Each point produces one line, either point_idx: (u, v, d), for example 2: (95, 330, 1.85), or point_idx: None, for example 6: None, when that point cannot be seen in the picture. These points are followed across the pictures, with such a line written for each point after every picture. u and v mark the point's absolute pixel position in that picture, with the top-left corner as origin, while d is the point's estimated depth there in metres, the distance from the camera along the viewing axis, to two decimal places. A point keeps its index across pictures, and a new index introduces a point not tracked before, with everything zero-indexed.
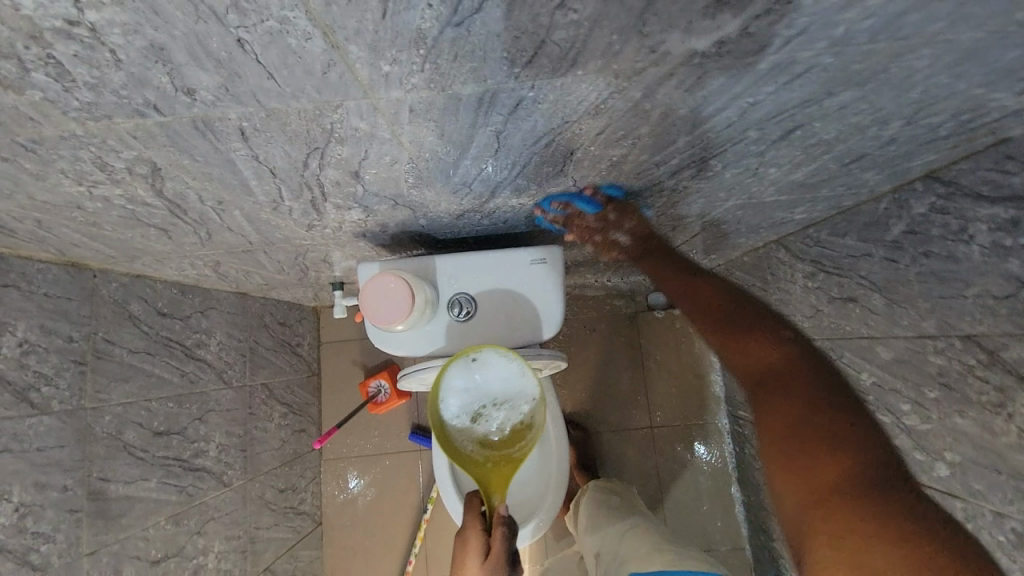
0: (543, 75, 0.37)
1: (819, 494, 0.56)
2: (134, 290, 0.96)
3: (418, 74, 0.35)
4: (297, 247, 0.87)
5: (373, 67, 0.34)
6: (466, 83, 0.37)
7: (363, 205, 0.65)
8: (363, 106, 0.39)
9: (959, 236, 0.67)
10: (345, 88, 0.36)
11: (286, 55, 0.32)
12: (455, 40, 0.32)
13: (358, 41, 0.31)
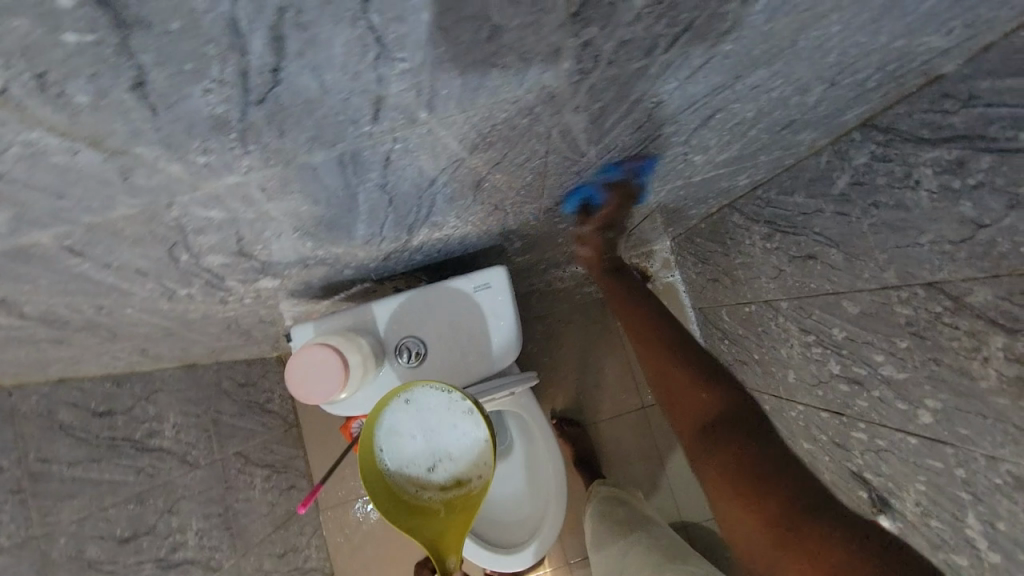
0: (402, 124, 0.32)
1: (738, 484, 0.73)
2: (61, 397, 0.87)
3: (246, 156, 0.31)
4: (224, 319, 0.80)
5: (184, 161, 0.30)
6: (312, 153, 0.32)
7: (267, 274, 0.59)
8: (200, 197, 0.34)
9: (905, 182, 0.64)
10: (165, 186, 0.31)
11: (63, 173, 0.27)
12: (269, 116, 0.28)
13: (145, 142, 0.27)
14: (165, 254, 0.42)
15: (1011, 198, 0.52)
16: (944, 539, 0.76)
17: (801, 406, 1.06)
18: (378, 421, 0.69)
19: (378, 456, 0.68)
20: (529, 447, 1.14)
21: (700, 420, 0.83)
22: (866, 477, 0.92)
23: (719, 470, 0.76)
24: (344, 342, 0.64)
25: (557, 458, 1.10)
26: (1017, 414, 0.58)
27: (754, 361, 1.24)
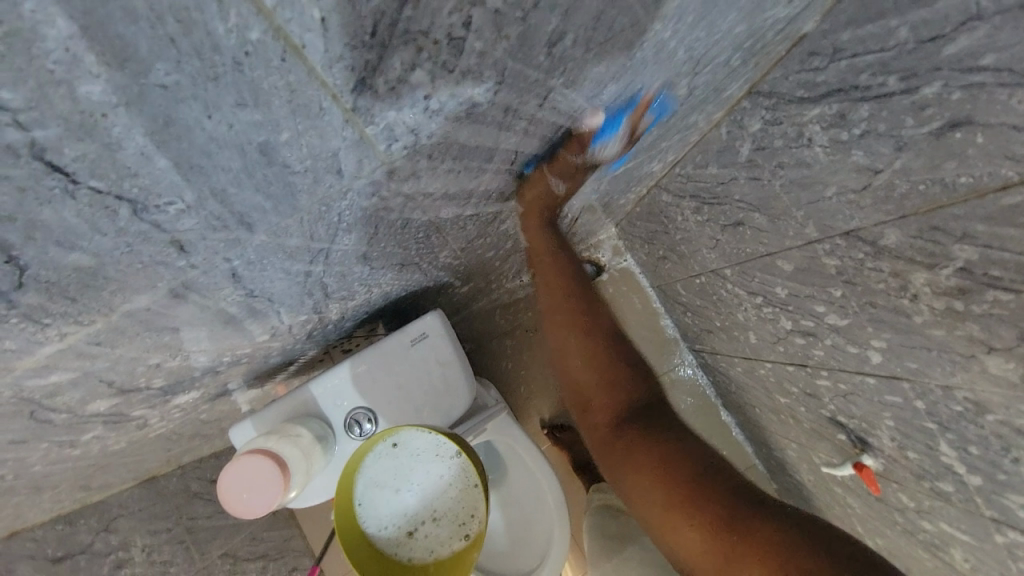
0: (224, 243, 0.33)
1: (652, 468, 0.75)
2: None
3: (57, 322, 0.31)
4: (157, 433, 0.75)
5: None
6: (132, 300, 0.33)
7: (168, 393, 0.54)
8: (27, 370, 0.34)
9: (799, 141, 0.65)
10: None
11: None
12: (58, 289, 0.29)
13: None
14: (14, 414, 0.38)
15: (898, 141, 0.52)
16: (925, 467, 0.78)
17: (770, 363, 1.07)
18: (356, 468, 0.65)
19: (357, 508, 0.64)
20: (522, 477, 1.13)
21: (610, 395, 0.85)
22: (841, 420, 0.93)
23: (643, 458, 0.76)
24: (278, 441, 0.59)
25: (555, 483, 1.11)
26: (957, 342, 0.59)
27: (718, 328, 1.24)
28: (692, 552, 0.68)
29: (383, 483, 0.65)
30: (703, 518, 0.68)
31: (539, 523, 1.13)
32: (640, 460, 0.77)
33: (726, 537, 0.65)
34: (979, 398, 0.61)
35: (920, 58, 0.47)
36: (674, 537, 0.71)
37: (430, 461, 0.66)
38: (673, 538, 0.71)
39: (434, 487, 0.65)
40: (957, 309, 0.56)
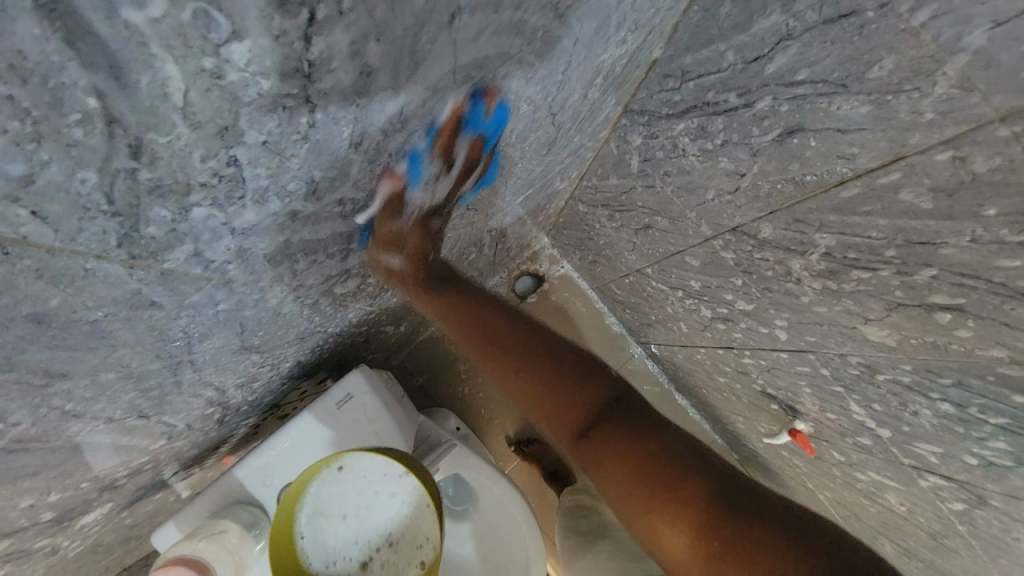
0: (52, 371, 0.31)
1: (647, 491, 0.74)
2: None
3: None
4: (76, 551, 0.69)
5: None
6: None
7: (63, 521, 0.50)
8: None
9: (676, 151, 0.68)
10: None
11: None
12: None
13: None
14: None
15: (751, 148, 0.56)
16: (847, 426, 0.84)
17: (704, 349, 1.12)
18: (299, 500, 0.58)
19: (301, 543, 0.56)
20: (489, 503, 1.12)
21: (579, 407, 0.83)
22: (772, 393, 0.99)
23: (632, 481, 0.75)
24: (206, 544, 0.57)
25: (520, 501, 1.12)
26: (841, 316, 0.64)
27: (656, 321, 1.29)
28: (671, 545, 0.71)
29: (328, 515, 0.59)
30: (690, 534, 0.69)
31: (514, 543, 1.14)
32: (649, 505, 0.74)
33: (703, 534, 0.68)
34: (870, 362, 0.67)
35: (750, 76, 0.51)
36: (637, 496, 0.74)
37: (382, 487, 0.61)
38: (621, 492, 0.76)
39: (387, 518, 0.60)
40: (833, 288, 0.61)
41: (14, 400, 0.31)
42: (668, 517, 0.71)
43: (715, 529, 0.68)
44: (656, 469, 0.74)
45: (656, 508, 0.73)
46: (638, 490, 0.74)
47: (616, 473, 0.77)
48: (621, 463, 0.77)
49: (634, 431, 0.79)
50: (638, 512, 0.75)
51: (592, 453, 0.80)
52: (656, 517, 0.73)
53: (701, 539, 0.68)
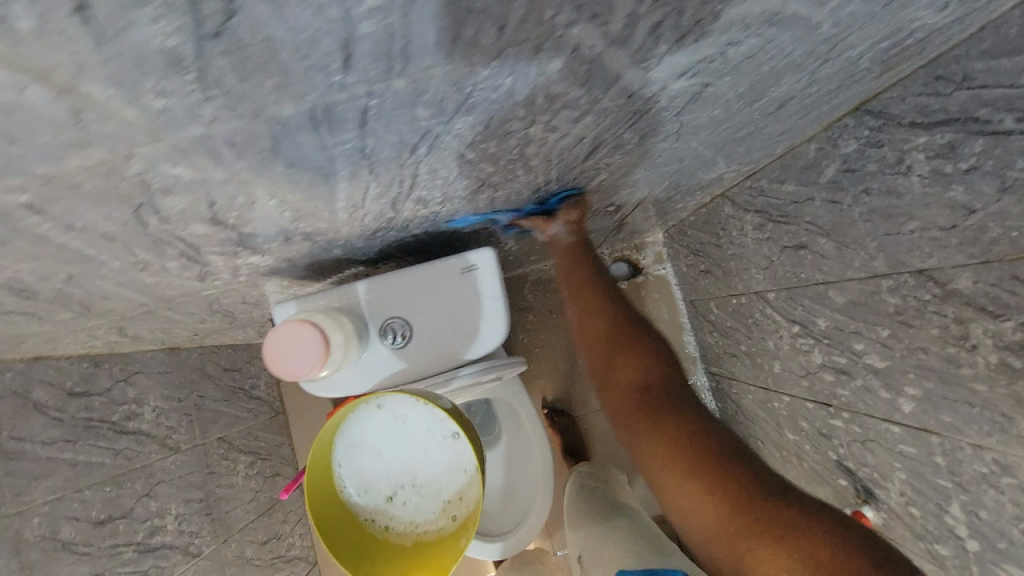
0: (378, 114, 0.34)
1: (684, 471, 0.70)
2: (31, 376, 0.84)
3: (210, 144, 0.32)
4: (205, 299, 0.77)
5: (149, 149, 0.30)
6: (274, 146, 0.35)
7: (245, 248, 0.56)
8: (167, 180, 0.35)
9: (897, 168, 0.63)
10: (121, 169, 0.32)
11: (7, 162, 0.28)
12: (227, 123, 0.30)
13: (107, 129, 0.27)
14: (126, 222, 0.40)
15: (1004, 181, 0.52)
16: (927, 528, 0.76)
17: (789, 398, 1.06)
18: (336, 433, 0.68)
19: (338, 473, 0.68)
20: (515, 435, 1.16)
21: (719, 512, 0.65)
22: (850, 466, 0.92)
23: (679, 472, 0.70)
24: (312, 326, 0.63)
25: (546, 449, 1.14)
26: (1006, 403, 0.57)
27: (743, 354, 1.23)
28: (682, 506, 0.69)
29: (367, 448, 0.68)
30: (731, 507, 0.65)
31: (523, 494, 1.15)
32: (745, 540, 0.62)
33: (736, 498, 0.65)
34: (1007, 463, 0.60)
35: None
36: (661, 455, 0.72)
37: (423, 441, 0.67)
38: (662, 457, 0.72)
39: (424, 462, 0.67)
40: (1015, 366, 0.55)
41: (334, 125, 0.34)
42: (683, 460, 0.70)
43: (747, 507, 0.64)
44: (682, 445, 0.71)
45: (666, 456, 0.72)
46: (672, 453, 0.71)
47: (677, 469, 0.70)
48: (710, 492, 0.67)
49: (711, 454, 0.70)
50: (716, 513, 0.65)
51: (663, 469, 0.72)
52: (666, 465, 0.71)
53: (738, 506, 0.64)
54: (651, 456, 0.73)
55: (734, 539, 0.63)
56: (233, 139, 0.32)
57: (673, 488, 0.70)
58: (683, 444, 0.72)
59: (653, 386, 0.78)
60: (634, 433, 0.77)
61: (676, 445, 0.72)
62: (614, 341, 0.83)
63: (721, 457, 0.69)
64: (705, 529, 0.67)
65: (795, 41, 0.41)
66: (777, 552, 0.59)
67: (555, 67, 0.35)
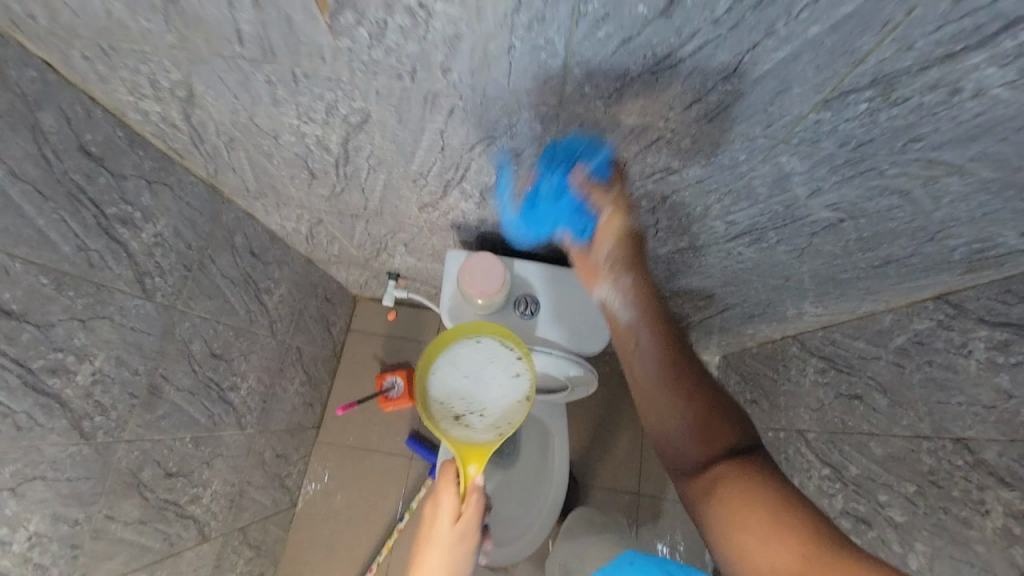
0: (663, 143, 0.57)
1: (741, 484, 0.54)
2: (243, 225, 1.07)
3: (570, 116, 0.55)
4: (395, 225, 1.00)
5: (546, 106, 0.54)
6: (595, 136, 0.58)
7: (480, 195, 0.79)
8: (524, 128, 0.58)
9: (960, 350, 0.78)
10: (520, 110, 0.55)
11: (489, 84, 0.52)
12: (591, 110, 0.53)
13: (551, 87, 0.51)
14: (469, 142, 0.64)
15: None
16: None
17: None
18: (443, 342, 0.81)
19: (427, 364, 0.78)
20: (538, 467, 1.29)
21: (783, 551, 0.47)
22: None
23: (741, 483, 0.54)
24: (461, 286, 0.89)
25: (561, 485, 1.26)
26: (1006, 569, 0.67)
27: None
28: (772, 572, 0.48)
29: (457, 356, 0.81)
30: (794, 543, 0.47)
31: (525, 513, 1.25)
32: None
33: (806, 543, 0.47)
34: None
35: None
36: (751, 503, 0.52)
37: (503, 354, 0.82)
38: (734, 505, 0.53)
39: (499, 374, 0.81)
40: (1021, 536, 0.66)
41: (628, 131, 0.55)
42: (757, 504, 0.51)
43: (834, 551, 0.45)
44: (772, 491, 0.52)
45: (751, 505, 0.51)
46: (758, 508, 0.51)
47: (741, 498, 0.53)
48: (724, 495, 0.54)
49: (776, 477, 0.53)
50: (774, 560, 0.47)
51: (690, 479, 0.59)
52: (740, 507, 0.52)
53: (812, 550, 0.46)
54: (725, 504, 0.54)
55: None
56: (586, 122, 0.55)
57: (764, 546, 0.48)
58: (710, 451, 0.59)
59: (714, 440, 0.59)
60: (711, 488, 0.56)
61: (774, 490, 0.52)
62: (691, 387, 0.63)
63: (775, 486, 0.52)
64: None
65: (917, 210, 0.62)
66: None
67: (772, 160, 0.57)
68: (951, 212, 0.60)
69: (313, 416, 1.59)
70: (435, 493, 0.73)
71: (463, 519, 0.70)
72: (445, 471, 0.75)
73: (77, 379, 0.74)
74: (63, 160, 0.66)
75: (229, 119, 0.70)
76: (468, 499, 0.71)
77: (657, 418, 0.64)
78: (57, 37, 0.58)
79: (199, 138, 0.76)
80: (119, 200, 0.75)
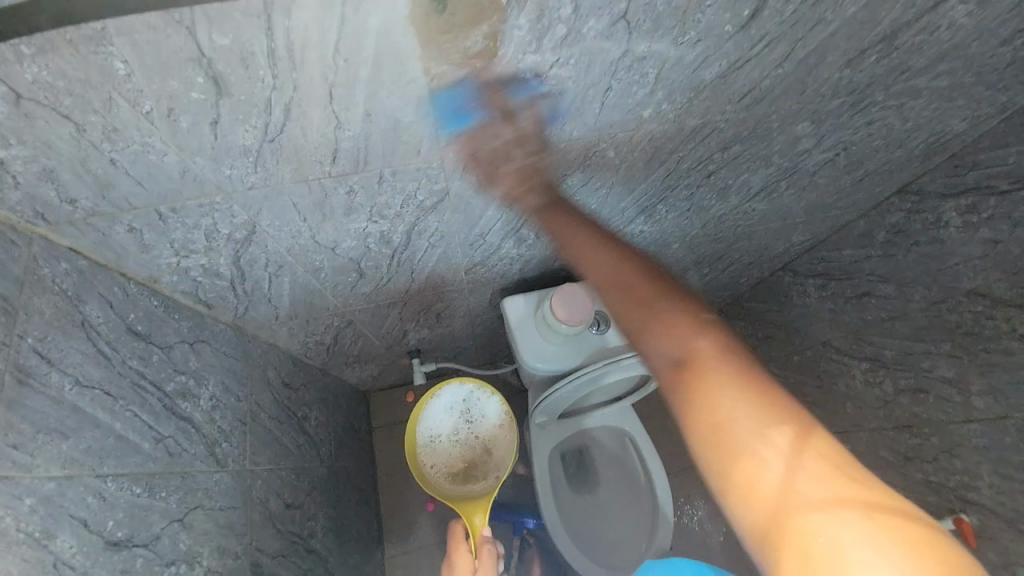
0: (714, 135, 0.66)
1: (721, 348, 0.48)
2: (270, 357, 0.97)
3: (639, 133, 0.61)
4: (435, 296, 0.98)
5: (622, 132, 0.60)
6: (657, 145, 0.65)
7: (534, 236, 0.82)
8: (599, 158, 0.64)
9: (938, 224, 0.99)
10: (599, 143, 0.61)
11: (576, 126, 0.56)
12: (658, 124, 0.60)
13: (632, 113, 0.57)
14: (543, 188, 0.67)
15: (1013, 220, 0.87)
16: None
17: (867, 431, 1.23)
18: (421, 417, 0.87)
19: (420, 433, 0.87)
20: (626, 478, 1.30)
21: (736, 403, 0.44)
22: (933, 480, 1.06)
23: (713, 351, 0.48)
24: (542, 314, 0.92)
25: (660, 479, 1.25)
26: None
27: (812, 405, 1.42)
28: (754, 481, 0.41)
29: (438, 417, 0.88)
30: (763, 406, 0.44)
31: (638, 519, 1.25)
32: (749, 439, 0.42)
33: (780, 411, 0.43)
34: None
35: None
36: (710, 388, 0.45)
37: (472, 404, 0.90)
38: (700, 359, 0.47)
39: (489, 408, 0.90)
40: None
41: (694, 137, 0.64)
42: (718, 369, 0.46)
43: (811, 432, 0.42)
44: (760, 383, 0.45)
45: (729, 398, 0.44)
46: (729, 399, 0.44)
47: (724, 364, 0.47)
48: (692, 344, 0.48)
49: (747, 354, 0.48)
50: (735, 410, 0.44)
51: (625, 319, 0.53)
52: (690, 378, 0.47)
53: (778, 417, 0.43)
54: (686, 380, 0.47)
55: (736, 440, 0.43)
56: (656, 135, 0.62)
57: (751, 443, 0.42)
58: (646, 319, 0.51)
59: (671, 332, 0.49)
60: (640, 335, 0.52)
61: (759, 379, 0.46)
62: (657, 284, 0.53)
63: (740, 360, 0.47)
64: (771, 503, 0.40)
65: (893, 128, 0.79)
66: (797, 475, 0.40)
67: (795, 121, 0.68)
68: (918, 122, 0.78)
69: (374, 533, 1.44)
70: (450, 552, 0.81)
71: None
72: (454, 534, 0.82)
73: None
74: (118, 350, 0.58)
75: (285, 245, 0.66)
76: (479, 557, 0.77)
77: (625, 318, 0.53)
78: (101, 217, 0.52)
79: (242, 277, 0.71)
80: (174, 373, 0.67)
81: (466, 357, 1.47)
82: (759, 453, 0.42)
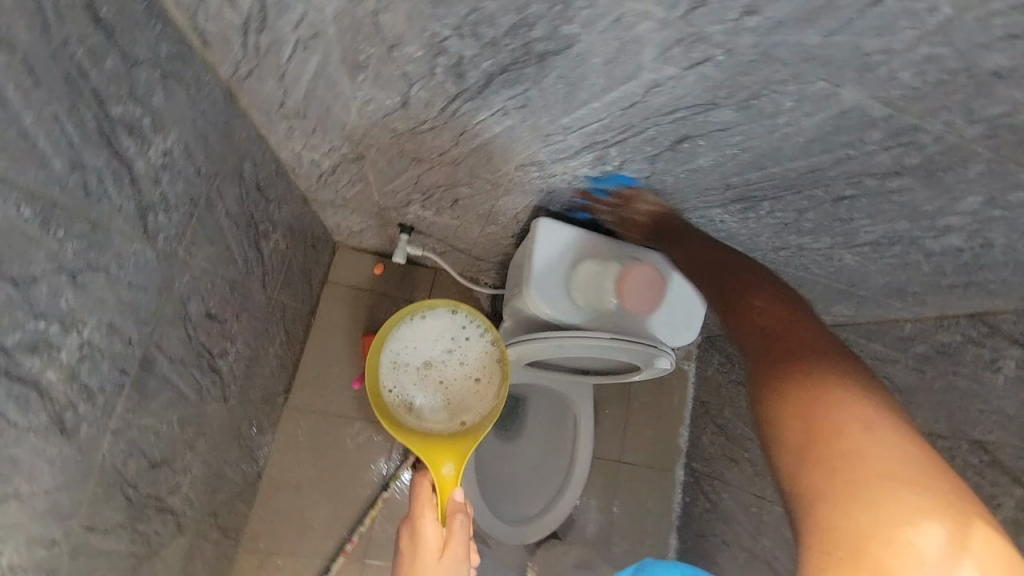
0: (903, 146, 0.52)
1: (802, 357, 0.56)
2: (254, 148, 0.80)
3: (836, 95, 0.46)
4: (467, 176, 0.83)
5: (820, 83, 0.45)
6: (838, 124, 0.50)
7: (616, 165, 0.68)
8: (765, 106, 0.50)
9: (990, 364, 0.88)
10: (787, 83, 0.46)
11: (785, 41, 0.41)
12: (866, 97, 0.46)
13: (859, 63, 0.42)
14: (677, 110, 0.53)
15: None
16: None
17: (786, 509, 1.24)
18: (389, 337, 0.81)
19: (383, 355, 0.80)
20: (552, 442, 1.26)
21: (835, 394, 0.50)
22: None
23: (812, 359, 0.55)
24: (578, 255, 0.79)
25: (585, 458, 1.22)
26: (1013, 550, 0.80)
27: (746, 461, 1.41)
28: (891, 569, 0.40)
29: (410, 345, 0.81)
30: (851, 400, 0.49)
31: (544, 483, 1.24)
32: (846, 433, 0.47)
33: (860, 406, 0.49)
34: None
35: None
36: (842, 410, 0.48)
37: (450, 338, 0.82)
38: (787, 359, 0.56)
39: (470, 359, 0.82)
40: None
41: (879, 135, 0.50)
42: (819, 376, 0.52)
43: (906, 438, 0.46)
44: (902, 419, 0.48)
45: (884, 425, 0.46)
46: (869, 431, 0.46)
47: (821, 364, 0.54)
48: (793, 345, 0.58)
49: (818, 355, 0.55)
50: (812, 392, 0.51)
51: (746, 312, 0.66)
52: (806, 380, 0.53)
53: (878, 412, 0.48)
54: (817, 401, 0.50)
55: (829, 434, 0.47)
56: (848, 110, 0.48)
57: (853, 448, 0.46)
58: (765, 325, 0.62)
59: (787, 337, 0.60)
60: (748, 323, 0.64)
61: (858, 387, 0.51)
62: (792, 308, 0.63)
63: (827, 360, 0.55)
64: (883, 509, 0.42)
65: None
66: (902, 473, 0.43)
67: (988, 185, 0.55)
68: None
69: (284, 379, 1.35)
70: (412, 513, 0.70)
71: (450, 548, 0.66)
72: (421, 492, 0.71)
73: (60, 358, 0.50)
74: (62, 19, 0.40)
75: (336, 5, 0.48)
76: (449, 524, 0.67)
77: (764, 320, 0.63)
78: None
79: (261, 21, 0.52)
80: (128, 96, 0.50)
81: (454, 258, 1.34)
82: (863, 454, 0.45)
